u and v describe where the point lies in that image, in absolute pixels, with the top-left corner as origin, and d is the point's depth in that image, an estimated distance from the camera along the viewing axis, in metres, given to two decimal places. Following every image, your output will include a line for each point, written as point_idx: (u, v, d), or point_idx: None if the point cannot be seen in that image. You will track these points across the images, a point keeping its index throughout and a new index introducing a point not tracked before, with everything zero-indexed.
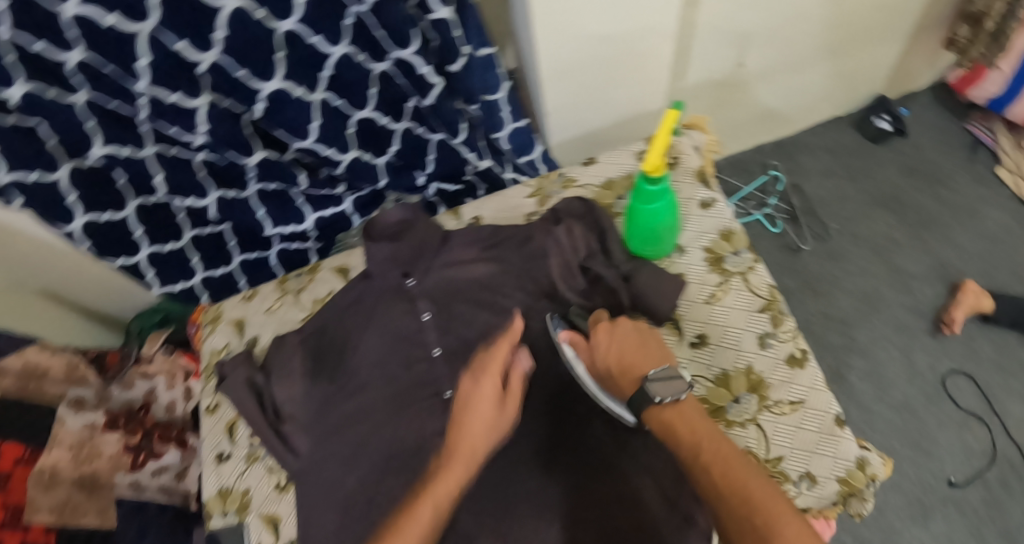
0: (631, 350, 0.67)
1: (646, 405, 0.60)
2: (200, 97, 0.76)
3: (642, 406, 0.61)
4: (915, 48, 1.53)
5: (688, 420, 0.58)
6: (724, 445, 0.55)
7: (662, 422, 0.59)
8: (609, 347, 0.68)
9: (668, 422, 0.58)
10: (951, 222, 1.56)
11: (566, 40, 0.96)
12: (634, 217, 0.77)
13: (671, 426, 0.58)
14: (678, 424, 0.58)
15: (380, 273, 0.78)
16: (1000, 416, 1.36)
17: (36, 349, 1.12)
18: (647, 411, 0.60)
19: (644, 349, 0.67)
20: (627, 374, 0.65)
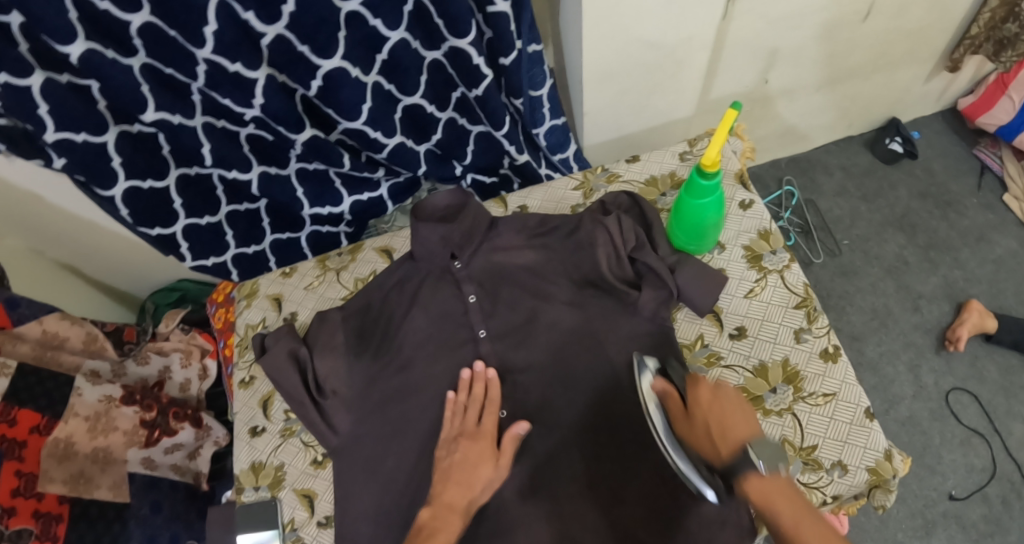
0: (734, 418, 0.61)
1: (749, 473, 0.55)
2: (259, 69, 0.75)
3: (749, 473, 0.55)
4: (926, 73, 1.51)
5: (797, 506, 0.53)
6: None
7: (765, 497, 0.54)
8: (708, 409, 0.61)
9: (772, 502, 0.53)
10: (960, 246, 1.57)
11: (612, 45, 0.96)
12: (681, 211, 0.78)
13: (773, 505, 0.53)
14: (778, 502, 0.53)
15: (428, 256, 0.79)
16: (1001, 435, 1.38)
17: (54, 318, 1.07)
18: (745, 482, 0.55)
19: (746, 422, 0.61)
20: (728, 439, 0.59)
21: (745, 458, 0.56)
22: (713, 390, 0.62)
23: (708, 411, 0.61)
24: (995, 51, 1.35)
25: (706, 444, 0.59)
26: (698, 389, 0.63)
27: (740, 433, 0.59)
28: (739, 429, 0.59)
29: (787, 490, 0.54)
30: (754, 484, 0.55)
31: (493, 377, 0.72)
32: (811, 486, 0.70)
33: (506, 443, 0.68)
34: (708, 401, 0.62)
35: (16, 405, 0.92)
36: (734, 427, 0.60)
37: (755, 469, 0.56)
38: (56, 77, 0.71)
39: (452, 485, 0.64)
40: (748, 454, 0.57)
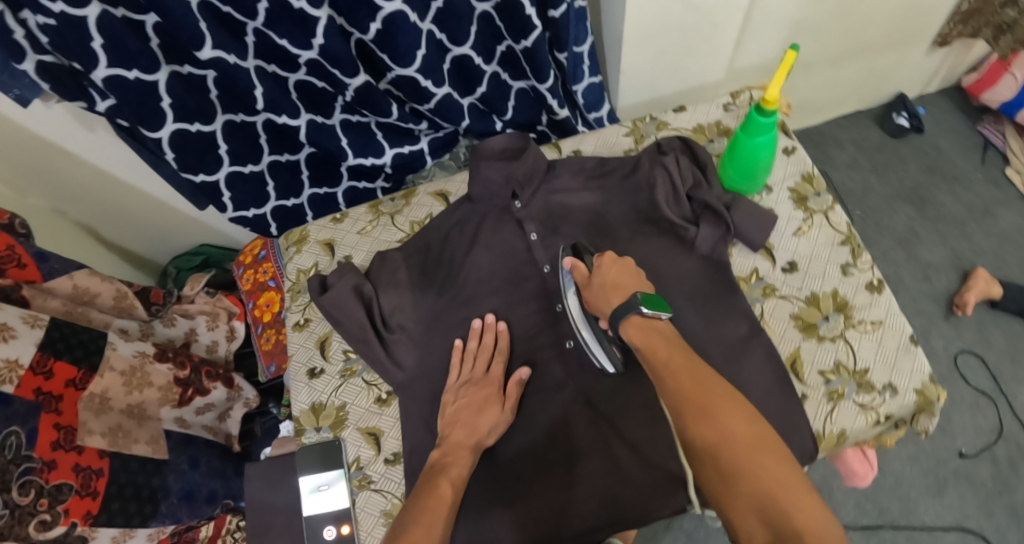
0: (625, 274, 0.65)
1: (627, 316, 0.61)
2: (322, 8, 0.75)
3: (629, 317, 0.61)
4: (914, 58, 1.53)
5: (668, 340, 0.59)
6: (696, 365, 0.56)
7: (638, 330, 0.60)
8: (609, 266, 0.66)
9: (645, 338, 0.59)
10: (967, 218, 1.61)
11: (656, 3, 0.96)
12: (736, 148, 0.80)
13: (646, 342, 0.59)
14: (649, 339, 0.59)
15: (487, 196, 0.80)
16: (1007, 397, 1.43)
17: (85, 274, 1.02)
18: (622, 325, 0.61)
19: (643, 280, 0.66)
20: (621, 290, 0.64)
21: (629, 304, 0.61)
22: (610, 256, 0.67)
23: (605, 269, 0.66)
24: (994, 35, 1.36)
25: (602, 300, 0.65)
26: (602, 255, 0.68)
27: (634, 284, 0.64)
28: (626, 282, 0.64)
29: (658, 329, 0.60)
30: (632, 325, 0.60)
31: (502, 329, 0.74)
32: (866, 406, 0.72)
33: (511, 387, 0.71)
34: (610, 259, 0.66)
35: (51, 356, 0.87)
36: (624, 282, 0.65)
37: (635, 314, 0.61)
38: (112, 10, 0.69)
39: (459, 428, 0.67)
40: (632, 299, 0.61)
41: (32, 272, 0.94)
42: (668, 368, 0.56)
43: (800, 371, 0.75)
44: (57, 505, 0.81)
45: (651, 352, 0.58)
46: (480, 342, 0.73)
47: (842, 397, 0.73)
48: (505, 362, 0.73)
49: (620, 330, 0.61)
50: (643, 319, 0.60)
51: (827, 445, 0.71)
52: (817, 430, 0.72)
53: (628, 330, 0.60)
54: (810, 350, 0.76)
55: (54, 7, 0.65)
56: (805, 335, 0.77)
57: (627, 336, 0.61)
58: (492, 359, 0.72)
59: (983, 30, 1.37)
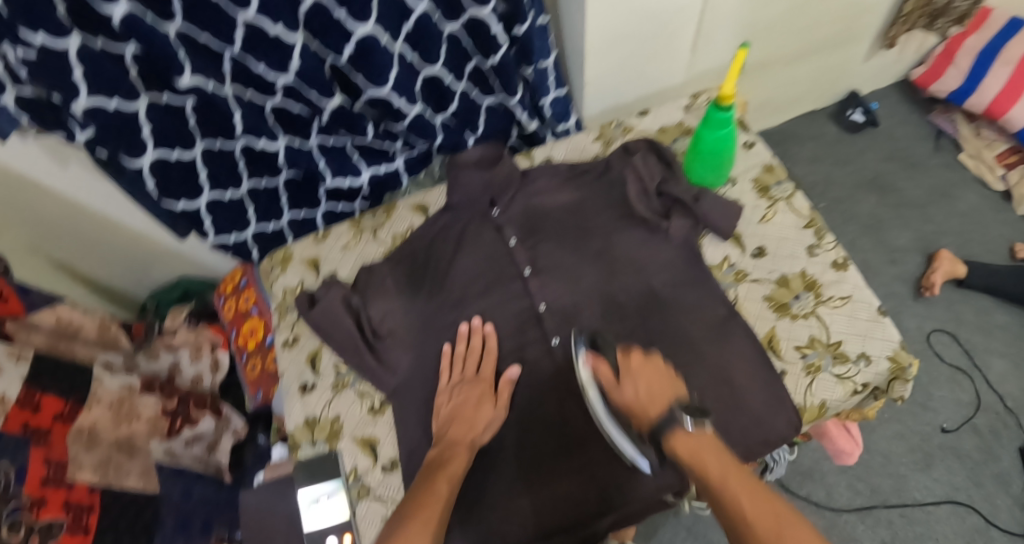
0: (660, 379, 0.63)
1: (672, 431, 0.57)
2: (298, 32, 0.79)
3: (673, 433, 0.58)
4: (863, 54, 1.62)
5: (721, 454, 0.56)
6: (757, 483, 0.53)
7: (688, 447, 0.56)
8: (640, 372, 0.64)
9: (696, 455, 0.55)
10: (928, 203, 1.68)
11: (614, 13, 1.01)
12: (700, 145, 0.84)
13: (697, 457, 0.56)
14: (698, 450, 0.56)
15: (468, 204, 0.84)
16: (982, 370, 1.49)
17: (68, 307, 1.05)
18: (670, 440, 0.58)
19: (677, 382, 0.63)
20: (658, 399, 0.61)
21: (672, 418, 0.58)
22: (639, 358, 0.65)
23: (636, 373, 0.64)
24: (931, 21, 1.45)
25: (640, 408, 0.62)
26: (629, 355, 0.66)
27: (669, 391, 0.62)
28: (661, 389, 0.62)
29: (707, 442, 0.57)
30: (681, 440, 0.57)
31: (489, 331, 0.76)
32: (842, 377, 0.76)
33: (503, 386, 0.73)
34: (639, 361, 0.64)
35: (39, 390, 0.89)
36: (658, 389, 0.62)
37: (680, 428, 0.58)
38: (91, 40, 0.71)
39: (458, 424, 0.69)
40: (673, 413, 0.58)
41: (14, 306, 0.96)
42: (728, 492, 0.52)
43: (777, 348, 0.79)
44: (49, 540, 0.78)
45: (706, 471, 0.55)
46: (473, 344, 0.75)
47: (819, 370, 0.77)
48: (495, 362, 0.75)
49: (665, 445, 0.58)
50: (690, 434, 0.57)
51: (809, 417, 0.74)
52: (798, 403, 0.75)
53: (678, 445, 0.57)
54: (785, 328, 0.80)
55: (35, 38, 0.67)
56: (779, 315, 0.81)
57: (673, 450, 0.57)
58: (483, 359, 0.75)
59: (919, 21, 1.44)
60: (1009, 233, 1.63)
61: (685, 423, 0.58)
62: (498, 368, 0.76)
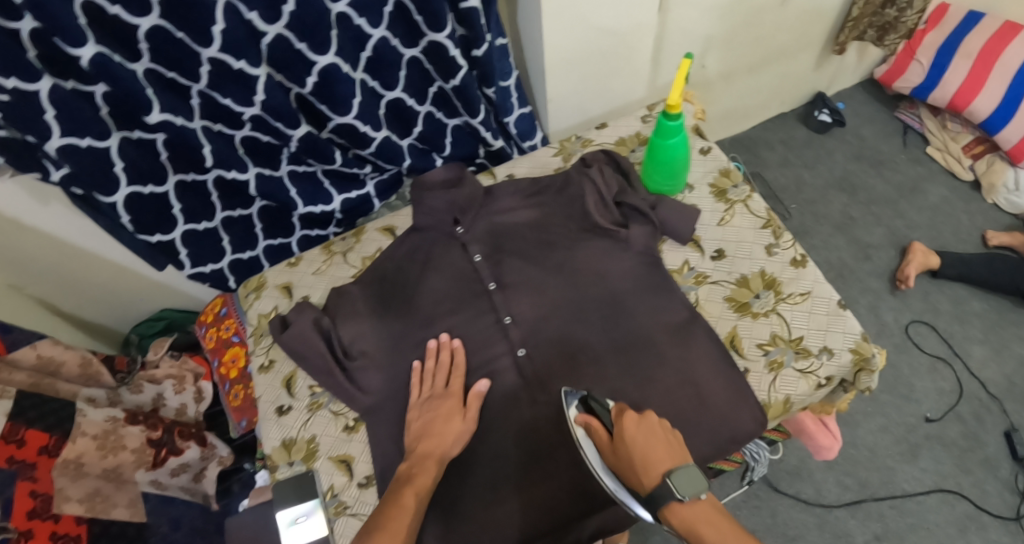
0: (657, 444, 0.61)
1: (667, 503, 0.56)
2: (261, 67, 0.81)
3: (667, 504, 0.56)
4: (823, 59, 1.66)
5: (720, 525, 0.55)
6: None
7: (685, 521, 0.56)
8: (635, 436, 0.62)
9: (692, 529, 0.55)
10: (898, 197, 1.72)
11: (571, 32, 1.05)
12: (654, 153, 0.87)
13: (695, 530, 0.55)
14: (699, 523, 0.55)
15: (433, 225, 0.86)
16: (963, 358, 1.50)
17: (48, 343, 1.06)
18: (665, 511, 0.56)
19: (675, 445, 0.61)
20: (653, 465, 0.59)
21: (663, 488, 0.57)
22: (634, 422, 0.63)
23: (632, 439, 0.62)
24: (879, 35, 1.47)
25: (635, 474, 0.60)
26: (623, 418, 0.64)
27: (665, 456, 0.59)
28: (656, 456, 0.59)
29: (705, 513, 0.56)
30: (676, 513, 0.56)
31: (457, 346, 0.78)
32: (806, 371, 0.77)
33: (473, 399, 0.74)
34: (633, 427, 0.62)
35: (23, 425, 0.90)
36: (654, 457, 0.60)
37: (674, 499, 0.56)
38: (62, 82, 0.74)
39: (428, 439, 0.70)
40: (663, 482, 0.57)
41: None
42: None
43: (739, 347, 0.80)
44: None
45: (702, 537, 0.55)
46: (442, 361, 0.77)
47: (781, 366, 0.78)
48: (465, 376, 0.77)
49: (660, 516, 0.57)
50: (684, 504, 0.56)
51: (774, 413, 0.75)
52: (762, 400, 0.76)
53: (674, 516, 0.56)
54: (746, 327, 0.82)
55: (7, 83, 0.69)
56: (740, 315, 0.83)
57: (671, 522, 0.56)
58: (451, 374, 0.76)
59: (867, 31, 1.47)
60: (980, 222, 1.67)
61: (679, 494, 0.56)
62: (468, 382, 0.78)
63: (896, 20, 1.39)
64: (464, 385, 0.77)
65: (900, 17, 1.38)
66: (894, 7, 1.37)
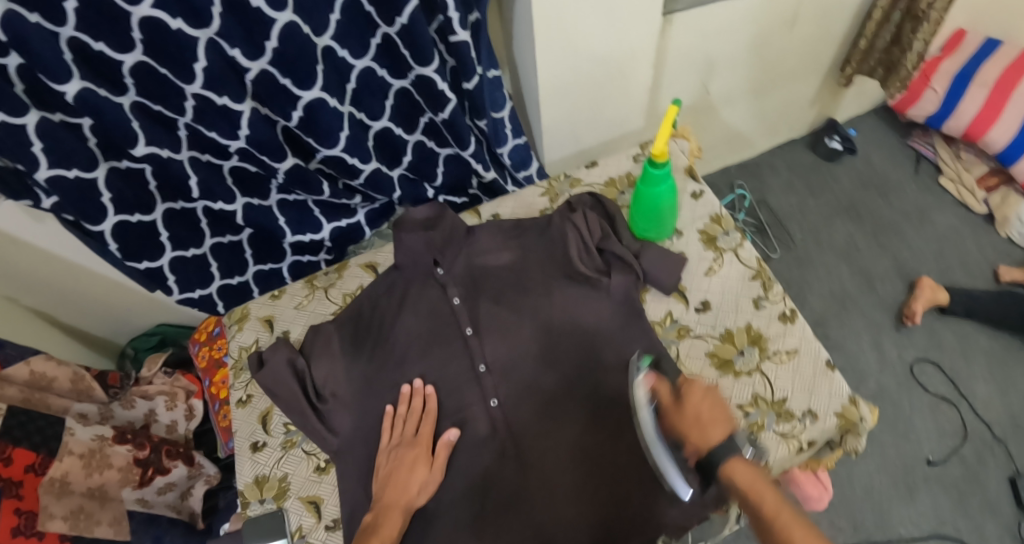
0: (717, 410, 0.66)
1: (731, 460, 0.62)
2: (244, 102, 0.82)
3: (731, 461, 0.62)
4: (827, 85, 1.59)
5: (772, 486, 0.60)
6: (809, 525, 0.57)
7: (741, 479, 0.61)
8: (700, 400, 0.66)
9: (753, 487, 0.60)
10: (904, 225, 1.66)
11: (566, 61, 1.01)
12: (639, 200, 0.85)
13: (755, 491, 0.60)
14: (754, 483, 0.60)
15: (410, 263, 0.85)
16: (968, 399, 1.43)
17: (41, 359, 1.07)
18: (727, 467, 0.62)
19: (728, 411, 0.68)
20: (717, 424, 0.65)
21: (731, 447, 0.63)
22: (703, 388, 0.67)
23: (698, 401, 0.66)
24: (885, 75, 1.45)
25: (702, 430, 0.65)
26: (689, 382, 0.68)
27: (726, 419, 0.66)
28: (719, 420, 0.65)
29: (761, 474, 0.62)
30: (739, 468, 0.62)
31: (430, 392, 0.78)
32: (787, 434, 0.76)
33: (439, 449, 0.74)
34: (701, 392, 0.66)
35: (11, 444, 0.90)
36: (716, 420, 0.65)
37: (736, 458, 0.62)
38: (50, 115, 0.74)
39: (392, 488, 0.70)
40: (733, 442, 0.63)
41: None
42: (781, 525, 0.57)
43: None
44: None
45: (757, 494, 0.60)
46: (413, 406, 0.77)
47: (762, 429, 0.76)
48: (435, 424, 0.77)
49: (722, 473, 0.62)
50: (745, 464, 0.62)
51: None
52: None
53: (734, 473, 0.61)
54: (728, 386, 0.80)
55: None
56: (722, 373, 0.81)
57: (730, 478, 0.62)
58: (422, 419, 0.76)
59: (874, 71, 1.46)
60: (991, 255, 1.61)
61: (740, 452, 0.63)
62: (437, 429, 0.78)
63: (899, 62, 1.38)
64: (433, 432, 0.77)
65: (903, 62, 1.36)
66: (900, 48, 1.36)
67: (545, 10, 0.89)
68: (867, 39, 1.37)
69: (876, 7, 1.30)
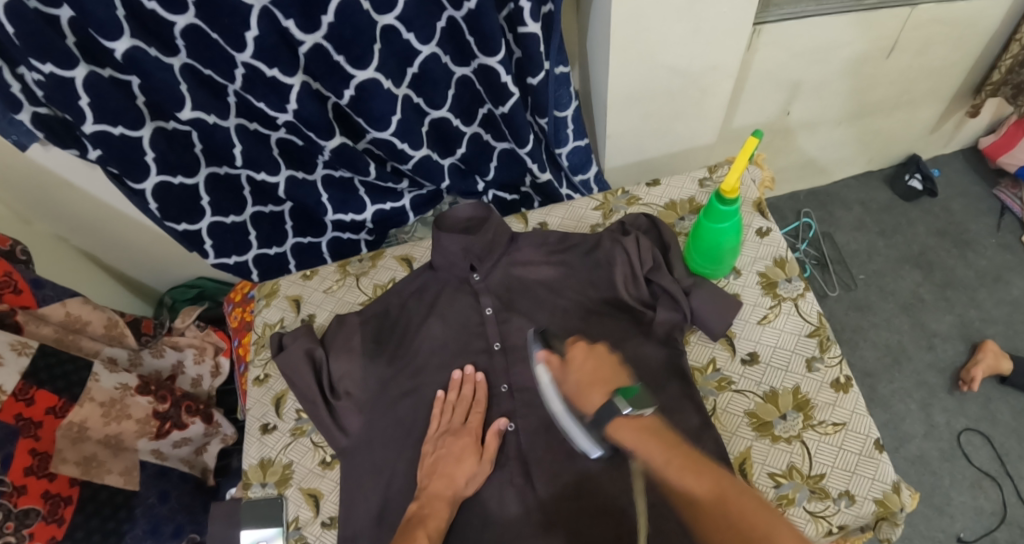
0: (603, 368, 0.65)
1: (612, 420, 0.59)
2: (296, 76, 0.78)
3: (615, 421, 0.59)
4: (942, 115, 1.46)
5: (663, 440, 0.57)
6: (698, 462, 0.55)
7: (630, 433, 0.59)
8: (583, 364, 0.66)
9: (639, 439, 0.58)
10: (977, 285, 1.47)
11: (640, 69, 0.94)
12: (700, 234, 0.78)
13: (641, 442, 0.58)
14: (643, 438, 0.58)
15: (448, 267, 0.82)
16: (1013, 479, 1.25)
17: (77, 302, 1.05)
18: (611, 430, 0.59)
19: (615, 368, 0.65)
20: (600, 388, 0.63)
21: (608, 405, 0.60)
22: (584, 349, 0.66)
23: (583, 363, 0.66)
24: (1014, 94, 1.28)
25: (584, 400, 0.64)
26: (575, 346, 0.67)
27: (604, 385, 0.63)
28: (607, 376, 0.64)
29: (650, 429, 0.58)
30: (622, 425, 0.59)
31: (480, 380, 0.76)
32: (817, 514, 0.70)
33: (489, 437, 0.71)
34: (584, 353, 0.66)
35: (34, 385, 0.87)
36: (605, 377, 0.64)
37: (620, 416, 0.60)
38: (99, 70, 0.74)
39: (438, 478, 0.68)
40: (609, 401, 0.60)
41: (26, 299, 0.97)
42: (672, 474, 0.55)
43: (748, 473, 0.73)
44: (22, 528, 0.79)
45: (651, 452, 0.57)
46: (465, 394, 0.74)
47: (792, 504, 0.71)
48: (484, 413, 0.74)
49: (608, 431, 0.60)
50: (629, 421, 0.59)
51: None
52: None
53: (619, 436, 0.59)
54: (762, 451, 0.74)
55: (44, 68, 0.69)
56: (758, 435, 0.75)
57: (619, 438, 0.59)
58: (471, 409, 0.73)
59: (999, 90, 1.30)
60: None
61: (620, 410, 0.60)
62: (485, 419, 0.75)
63: None
64: (483, 422, 0.74)
65: None
66: None
67: (624, 15, 0.82)
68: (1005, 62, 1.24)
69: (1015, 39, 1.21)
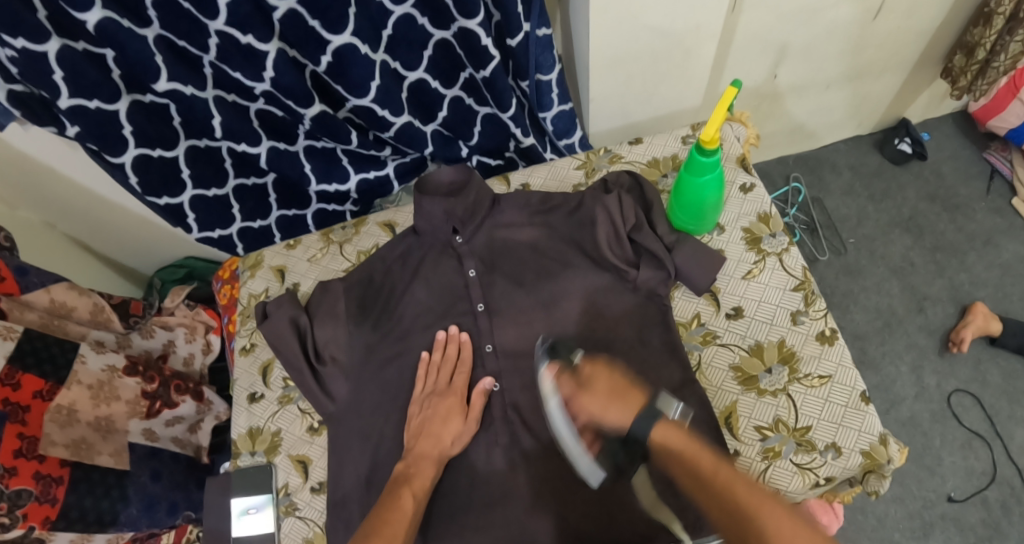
0: (621, 386, 0.61)
1: (657, 424, 0.57)
2: (271, 42, 0.77)
3: (653, 434, 0.56)
4: (927, 77, 1.44)
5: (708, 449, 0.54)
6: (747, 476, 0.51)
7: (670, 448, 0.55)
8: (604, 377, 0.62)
9: (683, 447, 0.55)
10: (967, 248, 1.47)
11: (621, 29, 0.92)
12: (682, 189, 0.78)
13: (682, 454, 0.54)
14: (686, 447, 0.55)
15: (430, 230, 0.81)
16: (1003, 439, 1.26)
17: (63, 288, 1.03)
18: (656, 432, 0.56)
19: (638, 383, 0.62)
20: (625, 402, 0.60)
21: (652, 412, 0.57)
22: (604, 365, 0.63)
23: (603, 380, 0.62)
24: (976, 77, 1.29)
25: (611, 411, 0.60)
26: (592, 362, 0.64)
27: (638, 395, 0.60)
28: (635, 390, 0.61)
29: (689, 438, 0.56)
30: (664, 430, 0.56)
31: (465, 340, 0.76)
32: (804, 466, 0.70)
33: (476, 397, 0.71)
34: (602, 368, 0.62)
35: (20, 369, 0.86)
36: (630, 393, 0.60)
37: (663, 421, 0.57)
38: (72, 44, 0.72)
39: (425, 438, 0.68)
40: (652, 410, 0.58)
41: (10, 285, 0.95)
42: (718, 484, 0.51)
43: (734, 427, 0.74)
44: (16, 509, 0.79)
45: (697, 462, 0.53)
46: (449, 356, 0.74)
47: (778, 456, 0.71)
48: (469, 373, 0.74)
49: (651, 439, 0.57)
50: (673, 426, 0.56)
51: None
52: None
53: (663, 436, 0.56)
54: (748, 405, 0.74)
55: (15, 43, 0.67)
56: (744, 389, 0.75)
57: (661, 441, 0.56)
58: (457, 369, 0.74)
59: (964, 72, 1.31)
60: None
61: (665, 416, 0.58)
62: (471, 379, 0.75)
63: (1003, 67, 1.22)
64: (468, 382, 0.74)
65: (993, 60, 1.22)
66: (1004, 56, 1.20)
67: None
68: (982, 48, 1.22)
69: (994, 14, 1.15)
